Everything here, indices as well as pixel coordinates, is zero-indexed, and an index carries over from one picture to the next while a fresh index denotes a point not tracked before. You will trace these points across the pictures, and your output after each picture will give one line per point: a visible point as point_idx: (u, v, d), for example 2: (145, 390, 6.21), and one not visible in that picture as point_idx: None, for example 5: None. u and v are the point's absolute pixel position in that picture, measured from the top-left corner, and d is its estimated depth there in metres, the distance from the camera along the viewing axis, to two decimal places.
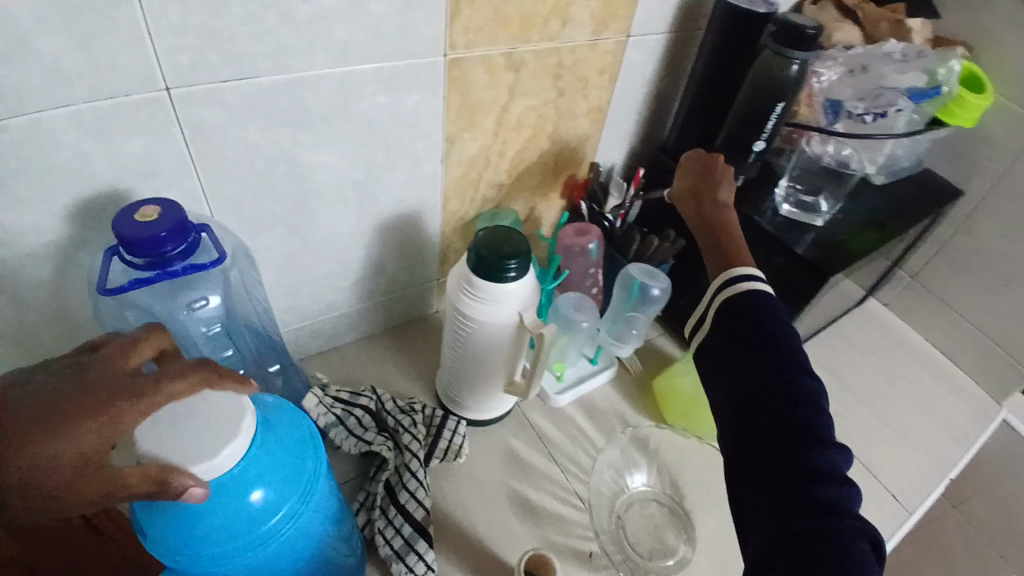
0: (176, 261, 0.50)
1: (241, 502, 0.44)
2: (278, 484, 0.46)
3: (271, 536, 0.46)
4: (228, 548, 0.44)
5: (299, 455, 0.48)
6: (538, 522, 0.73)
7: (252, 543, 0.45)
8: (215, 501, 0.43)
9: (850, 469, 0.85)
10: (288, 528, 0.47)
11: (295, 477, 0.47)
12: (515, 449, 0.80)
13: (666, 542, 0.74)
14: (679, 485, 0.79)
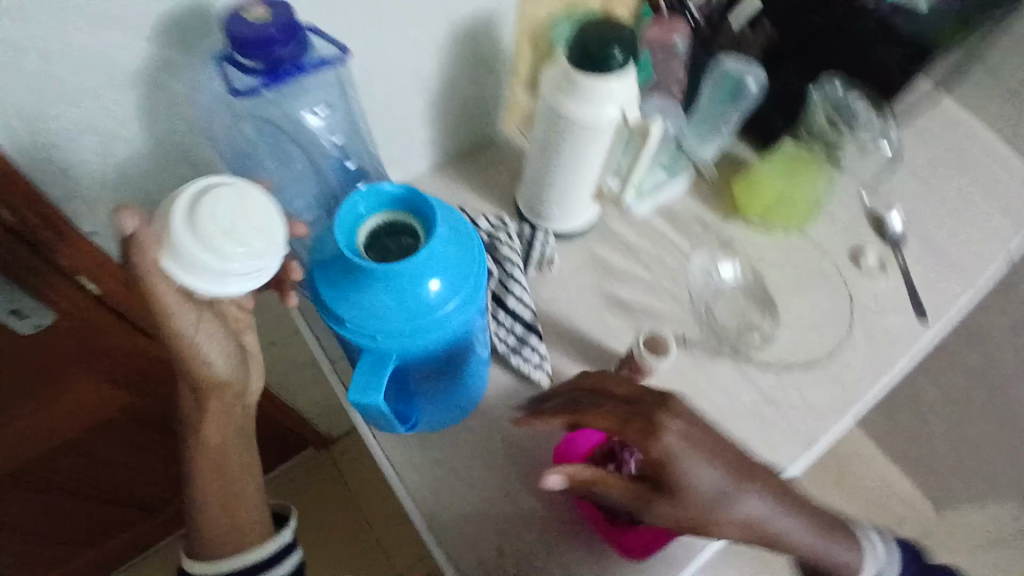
0: (291, 64, 0.52)
1: (415, 283, 0.47)
2: (451, 278, 0.49)
3: (440, 324, 0.49)
4: (397, 329, 0.48)
5: (466, 255, 0.50)
6: (634, 318, 0.78)
7: (421, 327, 0.48)
8: (392, 278, 0.47)
9: (923, 254, 0.87)
10: (455, 320, 0.50)
11: (464, 277, 0.50)
12: (603, 256, 0.82)
13: (753, 321, 0.82)
14: (761, 274, 0.83)
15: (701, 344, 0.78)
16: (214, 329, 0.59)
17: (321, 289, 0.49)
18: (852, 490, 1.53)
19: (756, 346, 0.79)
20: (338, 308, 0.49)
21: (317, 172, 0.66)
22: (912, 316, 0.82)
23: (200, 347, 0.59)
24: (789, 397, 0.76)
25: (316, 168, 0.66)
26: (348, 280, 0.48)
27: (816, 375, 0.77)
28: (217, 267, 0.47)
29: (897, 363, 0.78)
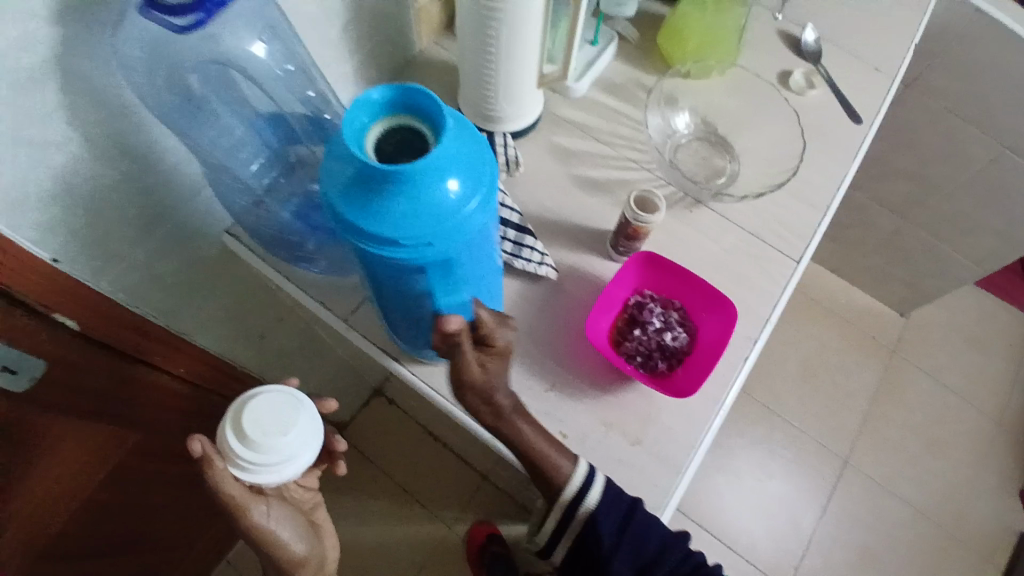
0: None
1: (435, 186, 0.46)
2: (468, 177, 0.48)
3: (467, 225, 0.49)
4: (424, 237, 0.47)
5: (477, 152, 0.50)
6: (607, 191, 0.81)
7: (451, 230, 0.48)
8: (412, 185, 0.46)
9: (839, 58, 0.92)
10: (479, 219, 0.50)
11: (481, 175, 0.49)
12: (559, 142, 0.84)
13: (715, 164, 0.87)
14: (710, 120, 0.91)
15: (676, 196, 0.82)
16: (286, 512, 0.64)
17: (335, 206, 0.48)
18: (822, 313, 1.67)
19: (726, 184, 0.85)
20: (359, 224, 0.47)
21: (277, 124, 0.66)
22: (846, 118, 0.87)
23: (276, 533, 0.62)
24: (767, 221, 0.81)
25: (277, 118, 0.66)
26: (364, 192, 0.46)
27: (783, 194, 0.82)
28: (277, 474, 0.58)
29: (849, 163, 0.84)
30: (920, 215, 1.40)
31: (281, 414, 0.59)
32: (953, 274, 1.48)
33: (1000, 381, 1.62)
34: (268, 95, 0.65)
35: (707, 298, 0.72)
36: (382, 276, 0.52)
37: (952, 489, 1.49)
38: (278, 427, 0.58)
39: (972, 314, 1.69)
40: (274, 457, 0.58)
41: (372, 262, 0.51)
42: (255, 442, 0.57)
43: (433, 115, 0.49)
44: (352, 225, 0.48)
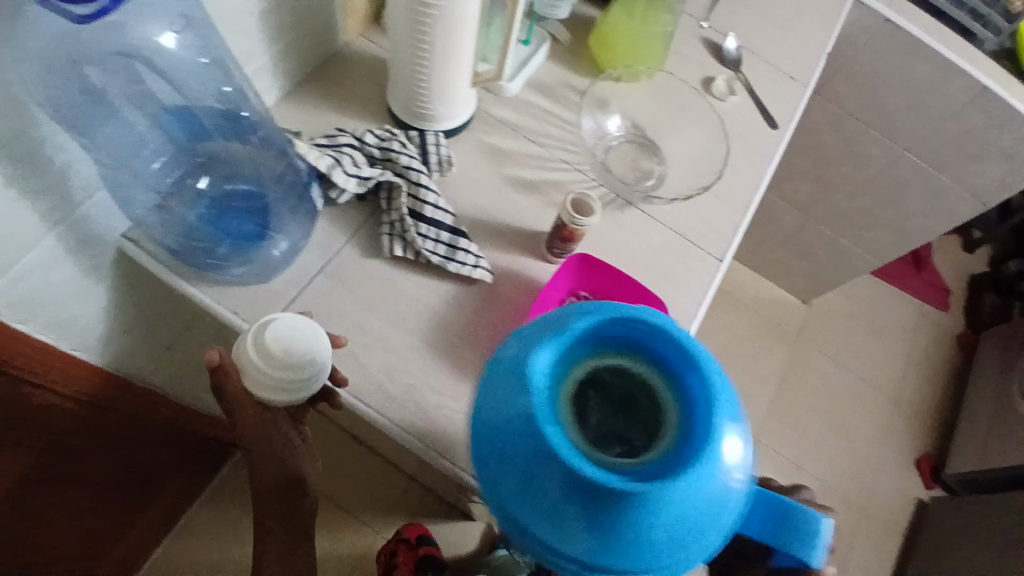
0: None
1: (677, 470, 0.44)
2: (726, 431, 0.47)
3: (683, 475, 0.44)
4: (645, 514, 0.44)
5: (713, 406, 0.47)
6: (542, 193, 0.81)
7: (668, 479, 0.44)
8: (650, 469, 0.43)
9: (758, 68, 0.96)
10: (699, 472, 0.45)
11: (725, 419, 0.47)
12: (492, 143, 0.82)
13: (643, 167, 0.89)
14: (640, 123, 0.90)
15: (608, 198, 0.83)
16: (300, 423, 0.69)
17: (546, 438, 0.44)
18: (737, 306, 1.76)
19: (653, 187, 0.86)
20: (574, 466, 0.43)
21: (189, 123, 0.67)
22: (764, 125, 0.91)
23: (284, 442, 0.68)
24: (693, 222, 0.84)
25: (188, 118, 0.67)
26: (543, 459, 0.44)
27: (709, 196, 0.85)
28: (290, 383, 0.60)
29: (768, 164, 0.89)
30: (824, 213, 1.51)
31: (300, 339, 0.60)
32: (851, 268, 1.60)
33: (893, 364, 1.77)
34: (179, 91, 0.65)
35: (641, 299, 0.74)
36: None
37: (855, 465, 1.62)
38: (291, 343, 0.60)
39: (868, 303, 1.84)
40: (291, 367, 0.60)
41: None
42: (272, 353, 0.60)
43: (667, 359, 0.50)
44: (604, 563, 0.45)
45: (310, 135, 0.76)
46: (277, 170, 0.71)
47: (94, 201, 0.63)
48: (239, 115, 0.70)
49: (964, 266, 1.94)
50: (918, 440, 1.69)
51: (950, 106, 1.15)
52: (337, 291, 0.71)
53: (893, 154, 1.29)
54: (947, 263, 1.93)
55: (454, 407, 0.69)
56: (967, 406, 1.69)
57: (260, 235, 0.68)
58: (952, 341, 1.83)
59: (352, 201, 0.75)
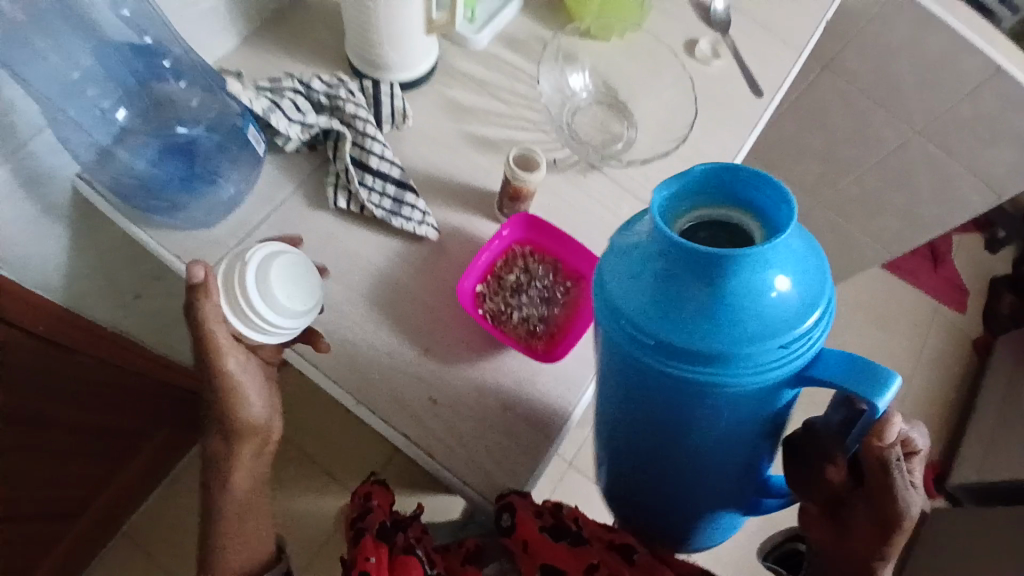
0: None
1: (767, 289, 0.40)
2: (797, 272, 0.42)
3: (777, 307, 0.41)
4: (746, 327, 0.40)
5: (806, 252, 0.43)
6: (501, 151, 0.78)
7: (763, 319, 0.40)
8: (740, 286, 0.40)
9: (747, 32, 0.90)
10: (788, 301, 0.41)
11: (804, 260, 0.43)
12: (453, 97, 0.80)
13: (613, 130, 0.84)
14: (611, 83, 0.86)
15: (571, 160, 0.79)
16: (258, 377, 0.65)
17: (637, 272, 0.43)
18: None
19: (620, 150, 0.82)
20: (659, 282, 0.41)
21: (111, 59, 0.64)
22: (749, 93, 0.86)
23: (245, 395, 0.63)
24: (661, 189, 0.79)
25: (109, 54, 0.64)
26: (634, 283, 0.43)
27: (678, 159, 0.80)
28: (264, 335, 0.60)
29: (749, 134, 0.83)
30: (831, 197, 1.44)
31: (303, 287, 0.60)
32: (860, 256, 1.53)
33: (901, 362, 1.70)
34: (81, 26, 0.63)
35: (588, 260, 0.71)
36: (720, 428, 0.47)
37: None
38: (294, 296, 0.59)
39: (880, 298, 1.76)
40: (275, 318, 0.58)
41: (713, 408, 0.45)
42: (268, 295, 0.58)
43: (756, 204, 0.44)
44: (672, 356, 0.42)
45: (256, 77, 0.74)
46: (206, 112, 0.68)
47: (39, 139, 0.64)
48: (146, 49, 0.65)
49: (986, 265, 1.83)
50: None
51: (964, 87, 1.09)
52: (277, 240, 0.70)
53: (906, 136, 1.22)
54: (969, 261, 1.83)
55: (387, 362, 0.67)
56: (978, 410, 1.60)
57: (202, 177, 0.66)
58: (967, 343, 1.74)
59: (301, 149, 0.73)
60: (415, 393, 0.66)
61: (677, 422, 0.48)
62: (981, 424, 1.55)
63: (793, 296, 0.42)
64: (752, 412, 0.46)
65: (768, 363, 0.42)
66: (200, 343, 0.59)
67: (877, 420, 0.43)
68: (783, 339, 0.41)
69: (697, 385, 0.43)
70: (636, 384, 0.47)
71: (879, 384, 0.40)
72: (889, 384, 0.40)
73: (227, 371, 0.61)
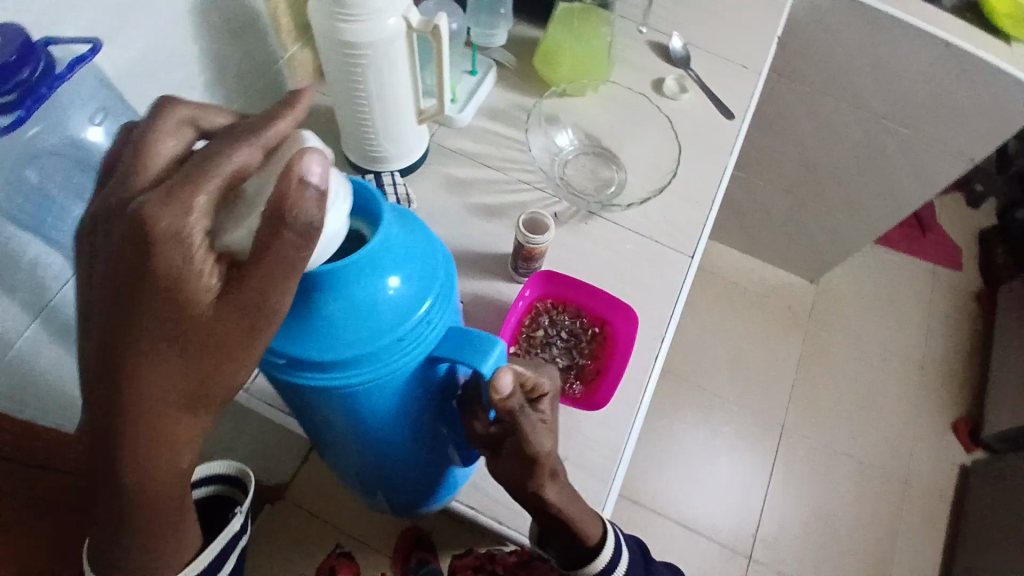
0: (43, 85, 0.47)
1: (382, 286, 0.42)
2: (409, 273, 0.44)
3: (399, 303, 0.43)
4: (387, 315, 0.43)
5: (422, 247, 0.46)
6: (505, 215, 0.83)
7: (389, 312, 0.43)
8: (352, 294, 0.41)
9: (706, 62, 0.97)
10: (415, 292, 0.44)
11: (420, 264, 0.45)
12: (451, 174, 0.85)
13: (604, 177, 0.90)
14: (593, 134, 0.92)
15: (570, 212, 0.84)
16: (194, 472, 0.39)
17: None
18: (742, 295, 1.77)
19: (614, 195, 0.87)
20: None
21: None
22: (720, 118, 0.92)
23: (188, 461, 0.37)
24: (658, 223, 0.84)
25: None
26: None
27: (670, 195, 0.86)
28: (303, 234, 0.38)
29: (727, 158, 0.89)
30: (810, 190, 1.50)
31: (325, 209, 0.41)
32: (850, 240, 1.59)
33: (912, 331, 1.74)
34: None
35: (616, 311, 0.75)
36: (388, 421, 0.49)
37: (888, 443, 1.60)
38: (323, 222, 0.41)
39: (879, 273, 1.81)
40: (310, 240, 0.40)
41: (369, 408, 0.47)
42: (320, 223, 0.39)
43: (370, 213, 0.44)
44: (308, 371, 0.43)
45: None
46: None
47: (67, 288, 0.60)
48: None
49: (972, 222, 1.89)
50: (953, 406, 1.64)
51: (914, 69, 1.15)
52: None
53: (871, 124, 1.28)
54: (955, 222, 1.88)
55: None
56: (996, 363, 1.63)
57: None
58: (970, 298, 1.78)
59: None
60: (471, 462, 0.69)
61: (355, 425, 0.49)
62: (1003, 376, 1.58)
63: (414, 289, 0.44)
64: (416, 394, 0.49)
65: (401, 356, 0.45)
66: (144, 353, 0.33)
67: (494, 381, 0.48)
68: (413, 325, 0.44)
69: (342, 393, 0.45)
70: (303, 400, 0.47)
71: (483, 355, 0.47)
72: (489, 348, 0.47)
73: (153, 361, 0.33)
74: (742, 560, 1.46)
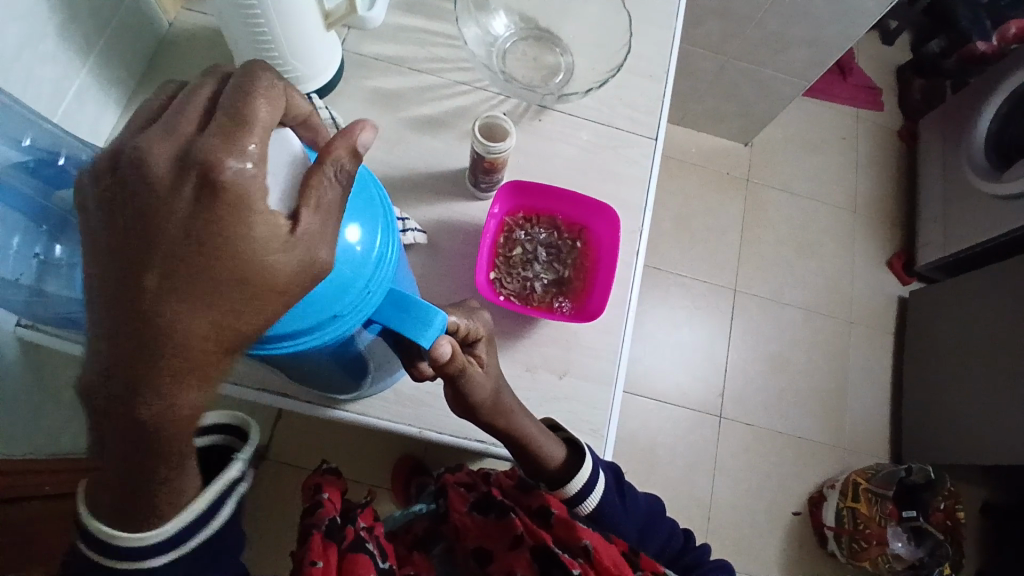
0: None
1: (335, 248, 0.38)
2: (368, 226, 0.40)
3: (348, 267, 0.39)
4: (329, 285, 0.38)
5: (366, 199, 0.41)
6: (450, 126, 0.72)
7: (334, 282, 0.38)
8: None
9: None
10: (364, 254, 0.39)
11: (375, 213, 0.41)
12: (374, 86, 0.73)
13: (548, 63, 0.80)
14: (527, 14, 0.81)
15: (519, 110, 0.75)
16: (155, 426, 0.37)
17: None
18: (682, 167, 1.74)
19: (563, 83, 0.79)
20: None
21: None
22: None
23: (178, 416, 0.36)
24: (616, 108, 0.76)
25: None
26: None
27: (624, 75, 0.77)
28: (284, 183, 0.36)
29: (673, 20, 0.80)
30: (739, 49, 1.43)
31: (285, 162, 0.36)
32: (782, 95, 1.55)
33: (843, 174, 1.79)
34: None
35: (594, 215, 0.69)
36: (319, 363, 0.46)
37: (831, 286, 1.69)
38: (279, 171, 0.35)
39: (805, 122, 1.82)
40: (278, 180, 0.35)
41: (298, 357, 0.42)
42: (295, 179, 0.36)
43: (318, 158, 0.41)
44: None
45: None
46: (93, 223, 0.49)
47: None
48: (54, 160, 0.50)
49: (886, 56, 1.90)
50: (885, 240, 1.74)
51: None
52: None
53: None
54: (870, 59, 1.89)
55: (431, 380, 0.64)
56: (921, 195, 1.72)
57: None
58: (892, 136, 1.84)
59: None
60: None
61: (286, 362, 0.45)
62: (928, 206, 1.68)
63: (371, 255, 0.40)
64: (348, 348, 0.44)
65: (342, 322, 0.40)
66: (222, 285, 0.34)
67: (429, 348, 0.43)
68: (359, 293, 0.39)
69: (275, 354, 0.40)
70: None
71: (429, 330, 0.41)
72: (433, 320, 0.41)
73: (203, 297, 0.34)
74: (712, 419, 1.55)
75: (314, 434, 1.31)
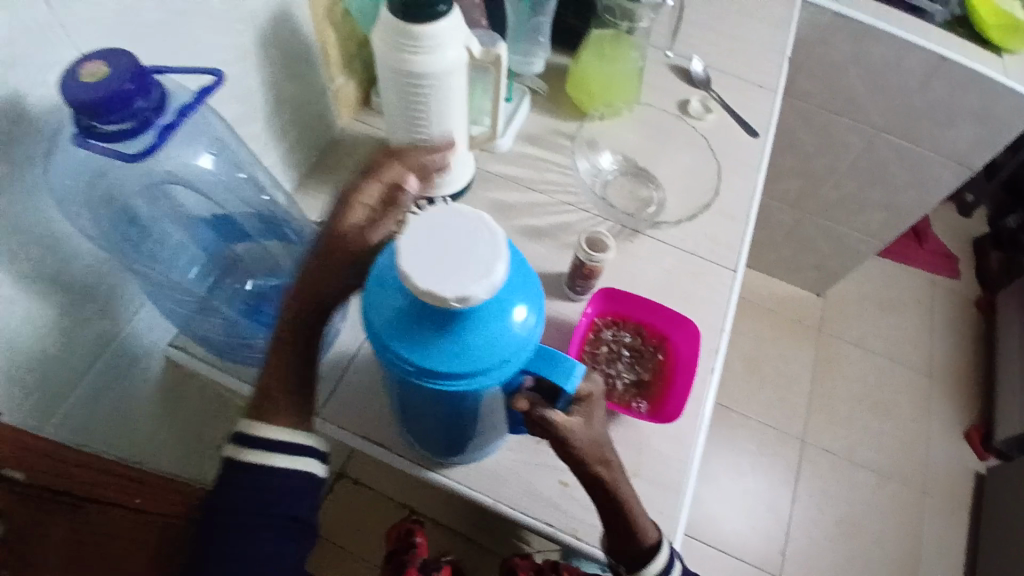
0: (154, 118, 0.45)
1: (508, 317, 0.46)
2: (532, 301, 0.48)
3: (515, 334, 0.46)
4: (501, 347, 0.45)
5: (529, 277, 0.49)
6: (554, 237, 0.84)
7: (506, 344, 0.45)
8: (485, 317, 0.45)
9: (723, 83, 0.99)
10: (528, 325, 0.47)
11: (534, 290, 0.49)
12: (495, 198, 0.86)
13: (643, 196, 0.92)
14: (629, 155, 0.95)
15: (615, 230, 0.85)
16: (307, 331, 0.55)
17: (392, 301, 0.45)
18: (753, 310, 1.80)
19: (655, 213, 0.90)
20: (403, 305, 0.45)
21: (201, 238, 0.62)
22: (746, 136, 0.94)
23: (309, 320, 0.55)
24: (701, 239, 0.86)
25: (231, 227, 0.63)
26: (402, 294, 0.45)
27: (710, 212, 0.87)
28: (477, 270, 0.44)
29: (757, 172, 0.91)
30: (815, 206, 1.53)
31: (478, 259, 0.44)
32: (857, 252, 1.62)
33: (917, 337, 1.79)
34: (214, 206, 0.62)
35: (679, 329, 0.76)
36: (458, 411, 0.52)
37: (903, 449, 1.63)
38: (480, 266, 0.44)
39: (878, 281, 1.86)
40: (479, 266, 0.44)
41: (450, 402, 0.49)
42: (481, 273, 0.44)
43: None
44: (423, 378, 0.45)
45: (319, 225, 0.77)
46: (263, 260, 0.66)
47: (140, 317, 0.64)
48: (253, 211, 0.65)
49: (961, 230, 1.96)
50: (962, 409, 1.69)
51: (914, 85, 1.17)
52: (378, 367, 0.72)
53: (870, 137, 1.31)
54: (945, 231, 1.95)
55: (509, 456, 0.69)
56: (1001, 368, 1.68)
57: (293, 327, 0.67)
58: (970, 305, 1.84)
59: None
60: (544, 482, 0.68)
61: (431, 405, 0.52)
62: (1007, 380, 1.64)
63: (533, 326, 0.47)
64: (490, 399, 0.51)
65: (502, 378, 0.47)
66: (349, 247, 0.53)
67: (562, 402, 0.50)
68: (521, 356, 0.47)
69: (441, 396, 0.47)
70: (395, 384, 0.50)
71: (572, 378, 0.49)
72: (575, 372, 0.50)
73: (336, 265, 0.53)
74: None
75: (370, 518, 1.31)
